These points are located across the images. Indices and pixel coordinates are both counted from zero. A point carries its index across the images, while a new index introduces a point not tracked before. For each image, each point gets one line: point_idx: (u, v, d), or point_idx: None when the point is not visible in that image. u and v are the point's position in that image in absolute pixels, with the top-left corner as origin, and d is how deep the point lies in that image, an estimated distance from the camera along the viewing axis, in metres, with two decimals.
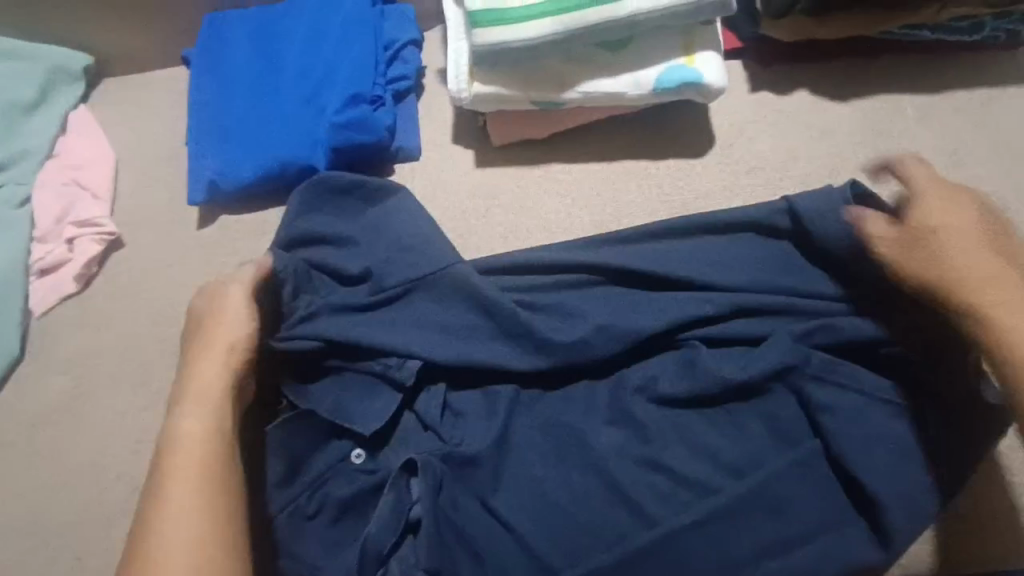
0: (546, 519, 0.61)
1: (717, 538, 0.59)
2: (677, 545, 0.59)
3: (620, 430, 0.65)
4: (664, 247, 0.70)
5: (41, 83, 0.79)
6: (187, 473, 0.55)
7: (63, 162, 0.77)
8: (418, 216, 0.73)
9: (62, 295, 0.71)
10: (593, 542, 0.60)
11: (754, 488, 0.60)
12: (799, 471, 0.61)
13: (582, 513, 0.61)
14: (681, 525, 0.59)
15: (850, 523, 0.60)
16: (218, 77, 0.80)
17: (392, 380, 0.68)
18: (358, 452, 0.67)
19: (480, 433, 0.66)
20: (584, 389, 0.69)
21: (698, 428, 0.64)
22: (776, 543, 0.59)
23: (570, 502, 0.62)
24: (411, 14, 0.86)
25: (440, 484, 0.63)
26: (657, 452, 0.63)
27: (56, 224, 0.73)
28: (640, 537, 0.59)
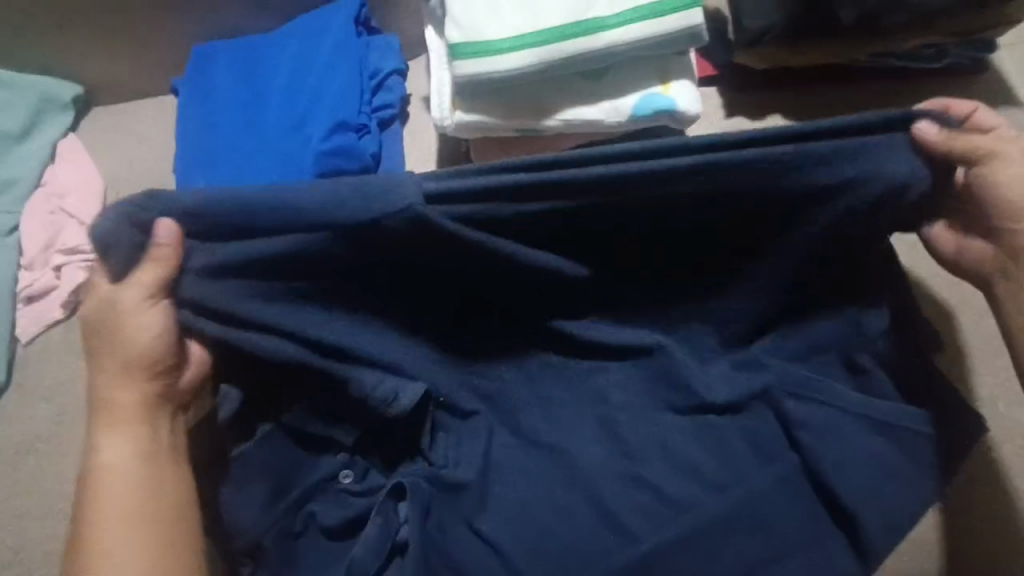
0: (531, 539, 0.58)
1: (701, 555, 0.56)
2: (661, 564, 0.56)
3: (603, 448, 0.63)
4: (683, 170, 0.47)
5: (31, 113, 0.83)
6: (119, 499, 0.49)
7: (50, 190, 0.79)
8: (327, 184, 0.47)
9: (50, 322, 0.73)
10: (577, 562, 0.57)
11: (737, 504, 0.57)
12: (782, 488, 0.58)
13: (565, 530, 0.59)
14: (664, 542, 0.56)
15: (832, 539, 0.56)
16: (199, 109, 0.79)
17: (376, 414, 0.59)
18: (346, 472, 0.61)
19: (469, 456, 0.62)
20: (567, 410, 0.65)
21: (681, 447, 0.62)
22: (762, 560, 0.56)
23: (555, 520, 0.59)
24: (397, 44, 0.81)
25: (429, 507, 0.59)
26: (639, 468, 0.61)
27: (44, 251, 0.75)
28: (624, 554, 0.56)
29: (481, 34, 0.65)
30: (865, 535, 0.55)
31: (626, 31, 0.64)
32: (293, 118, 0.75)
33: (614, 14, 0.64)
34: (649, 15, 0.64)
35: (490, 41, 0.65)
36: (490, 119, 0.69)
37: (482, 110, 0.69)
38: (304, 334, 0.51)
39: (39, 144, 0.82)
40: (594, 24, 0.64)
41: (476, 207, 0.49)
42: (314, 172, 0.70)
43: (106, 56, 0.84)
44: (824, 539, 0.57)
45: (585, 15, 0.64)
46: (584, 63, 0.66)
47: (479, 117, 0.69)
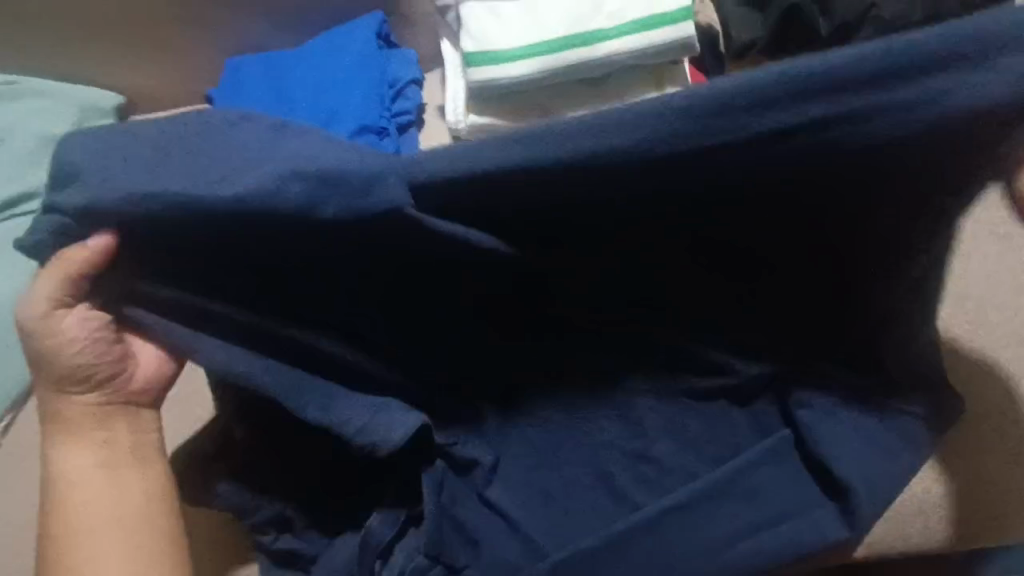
0: (537, 506, 0.63)
1: (694, 518, 0.60)
2: (658, 528, 0.60)
3: (614, 425, 0.64)
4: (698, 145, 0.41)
5: (78, 119, 0.90)
6: (93, 502, 0.55)
7: None
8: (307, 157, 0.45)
9: None
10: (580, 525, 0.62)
11: (730, 474, 0.61)
12: (773, 460, 0.62)
13: (569, 500, 0.63)
14: (661, 508, 0.60)
15: (818, 506, 0.61)
16: (232, 116, 0.86)
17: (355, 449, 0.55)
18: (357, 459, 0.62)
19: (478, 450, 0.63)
20: (586, 404, 0.63)
21: (689, 427, 0.63)
22: (750, 523, 0.60)
23: (561, 490, 0.64)
24: (414, 57, 0.88)
25: (443, 484, 0.63)
26: (646, 445, 0.63)
27: None
28: (625, 520, 0.60)
29: (492, 44, 0.71)
30: (851, 502, 0.60)
31: (624, 42, 0.71)
32: (319, 123, 0.83)
33: (613, 26, 0.71)
34: (644, 27, 0.71)
35: (500, 50, 0.71)
36: (500, 122, 0.75)
37: (493, 113, 0.75)
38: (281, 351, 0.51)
39: None
40: (595, 35, 0.71)
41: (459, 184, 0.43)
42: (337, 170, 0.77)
43: (145, 69, 0.92)
44: (811, 508, 0.61)
45: (587, 27, 0.71)
46: (586, 70, 0.72)
47: (491, 120, 0.75)
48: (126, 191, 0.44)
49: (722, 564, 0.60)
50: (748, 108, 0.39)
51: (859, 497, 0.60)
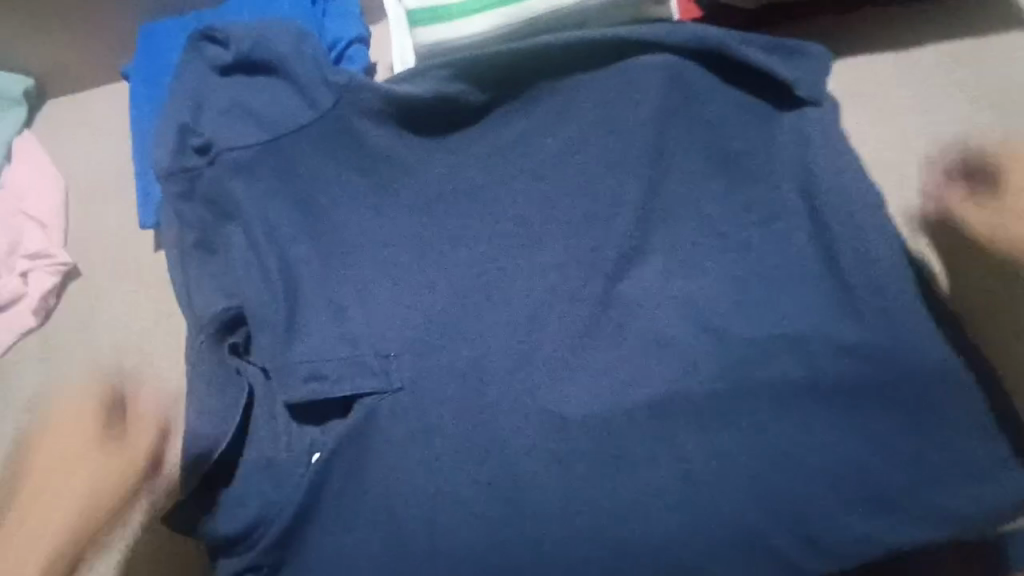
0: (497, 465, 0.58)
1: (683, 487, 0.56)
2: (647, 510, 0.56)
3: (541, 421, 0.59)
4: (558, 87, 0.63)
5: None
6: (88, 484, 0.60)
7: (8, 193, 0.76)
8: (303, 56, 0.65)
9: (21, 330, 0.71)
10: (562, 527, 0.56)
11: (724, 448, 0.57)
12: (782, 418, 0.57)
13: (554, 503, 0.57)
14: (654, 488, 0.57)
15: (827, 470, 0.55)
16: (149, 95, 0.73)
17: (362, 404, 0.60)
18: (317, 452, 0.59)
19: (437, 431, 0.59)
20: (526, 399, 0.60)
21: (650, 380, 0.59)
22: (747, 500, 0.55)
23: (542, 491, 0.57)
24: (356, 11, 0.76)
25: (373, 425, 0.60)
26: (636, 411, 0.59)
27: (7, 257, 0.72)
28: (620, 501, 0.57)
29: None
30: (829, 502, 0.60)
31: None
32: None
33: None
34: None
35: (449, 4, 0.65)
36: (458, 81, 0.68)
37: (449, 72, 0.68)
38: (287, 247, 0.64)
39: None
40: None
41: (404, 104, 0.62)
42: (280, 158, 0.64)
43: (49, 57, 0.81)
44: (827, 471, 0.55)
45: None
46: (555, 23, 0.66)
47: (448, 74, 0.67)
48: (275, 32, 0.66)
49: (720, 542, 0.55)
50: (627, 51, 0.63)
51: (868, 463, 0.55)
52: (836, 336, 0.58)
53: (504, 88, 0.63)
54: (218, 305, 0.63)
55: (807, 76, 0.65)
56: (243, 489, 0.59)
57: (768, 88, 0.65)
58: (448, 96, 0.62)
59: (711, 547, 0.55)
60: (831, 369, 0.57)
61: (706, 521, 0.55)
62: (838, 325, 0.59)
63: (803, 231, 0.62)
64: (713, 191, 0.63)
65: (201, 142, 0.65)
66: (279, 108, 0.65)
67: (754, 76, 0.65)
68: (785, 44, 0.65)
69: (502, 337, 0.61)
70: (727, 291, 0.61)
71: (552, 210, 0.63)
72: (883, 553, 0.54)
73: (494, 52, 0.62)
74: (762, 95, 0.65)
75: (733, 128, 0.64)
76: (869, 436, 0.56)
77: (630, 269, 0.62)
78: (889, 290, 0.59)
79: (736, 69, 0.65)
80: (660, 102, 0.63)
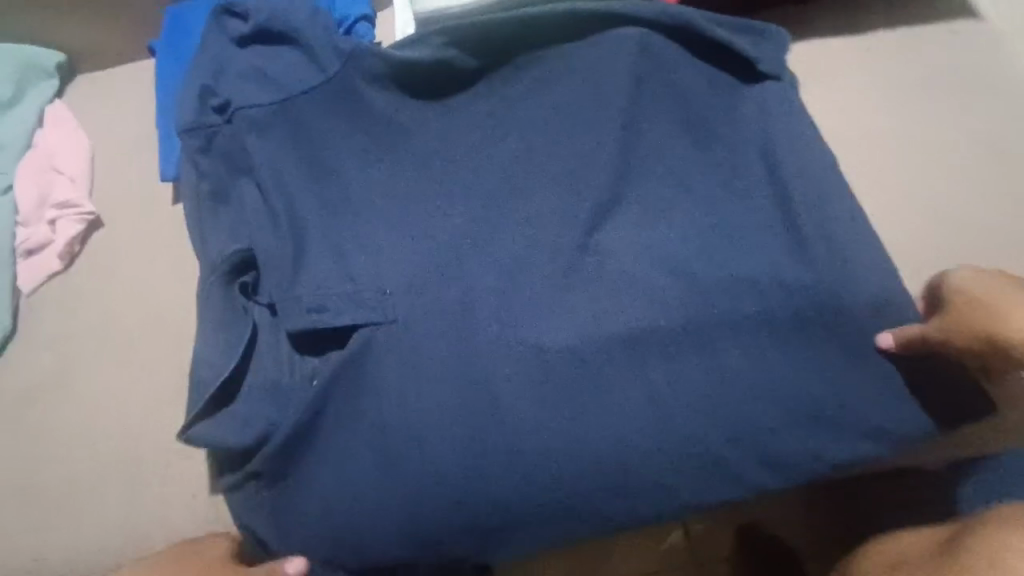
0: (483, 392, 0.64)
1: (649, 412, 0.64)
2: (617, 431, 0.63)
3: (523, 354, 0.65)
4: (545, 54, 0.71)
5: (16, 81, 0.85)
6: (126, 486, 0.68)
7: (40, 153, 0.82)
8: (314, 25, 0.72)
9: (47, 273, 0.77)
10: (541, 444, 0.64)
11: (686, 379, 0.64)
12: (739, 352, 0.64)
13: (535, 425, 0.64)
14: (624, 413, 0.64)
15: (773, 397, 0.63)
16: (171, 62, 0.80)
17: (361, 334, 0.66)
18: (318, 377, 0.65)
19: (427, 360, 0.65)
20: (509, 334, 0.65)
21: (623, 318, 0.65)
22: (703, 423, 0.63)
23: (524, 415, 0.64)
24: None
25: (369, 353, 0.65)
26: (610, 346, 0.65)
27: (39, 207, 0.78)
28: (593, 424, 0.64)
29: None
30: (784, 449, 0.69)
31: None
32: None
33: None
34: None
35: None
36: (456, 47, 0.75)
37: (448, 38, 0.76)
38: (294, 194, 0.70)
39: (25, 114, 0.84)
40: None
41: (404, 65, 0.69)
42: (292, 116, 0.71)
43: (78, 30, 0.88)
44: (773, 397, 0.63)
45: None
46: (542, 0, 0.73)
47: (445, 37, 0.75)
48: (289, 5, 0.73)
49: (676, 453, 0.63)
50: (605, 23, 0.70)
51: (813, 390, 0.63)
52: (788, 281, 0.64)
53: (496, 52, 0.70)
54: (229, 245, 0.69)
55: (768, 52, 0.72)
56: (251, 411, 0.64)
57: (733, 63, 0.72)
58: (444, 60, 0.69)
59: (671, 459, 0.63)
60: (785, 310, 0.64)
61: (668, 439, 0.63)
62: (790, 271, 0.65)
63: (766, 188, 0.68)
64: (684, 154, 0.70)
65: (219, 101, 0.72)
66: (292, 74, 0.72)
67: (721, 51, 0.72)
68: (746, 24, 0.72)
69: (489, 278, 0.67)
70: (695, 241, 0.67)
71: (538, 167, 0.70)
72: (816, 467, 0.63)
73: (486, 21, 0.69)
74: (727, 68, 0.72)
75: (702, 98, 0.71)
76: (814, 367, 0.63)
77: (608, 219, 0.69)
78: (838, 242, 0.65)
79: (705, 43, 0.72)
80: (635, 74, 0.70)
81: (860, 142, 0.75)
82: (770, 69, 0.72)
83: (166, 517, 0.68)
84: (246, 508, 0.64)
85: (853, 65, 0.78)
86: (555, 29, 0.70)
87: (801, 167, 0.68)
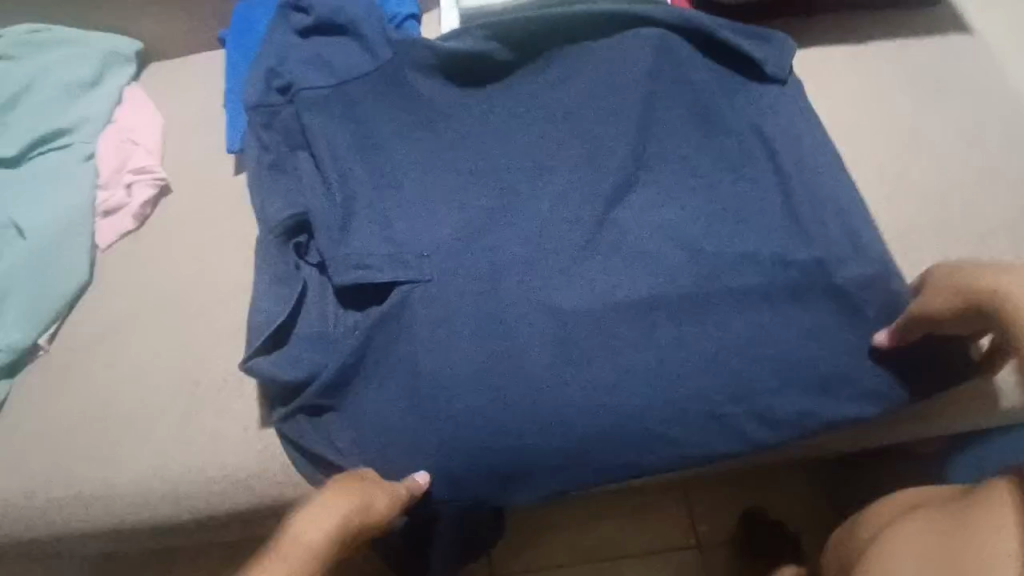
0: (505, 345, 0.71)
1: (654, 369, 0.70)
2: (625, 386, 0.70)
3: (543, 314, 0.72)
4: (572, 50, 0.79)
5: (98, 65, 0.93)
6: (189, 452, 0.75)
7: (118, 127, 0.92)
8: (369, 20, 0.81)
9: (122, 231, 0.86)
10: (556, 395, 0.70)
11: (690, 341, 0.70)
12: (739, 320, 0.70)
13: (552, 376, 0.71)
14: (632, 369, 0.70)
15: (768, 359, 0.69)
16: (239, 49, 0.90)
17: (399, 290, 0.74)
18: (359, 325, 0.73)
19: (457, 316, 0.72)
20: (531, 295, 0.73)
21: (635, 286, 0.72)
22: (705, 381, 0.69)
23: (542, 367, 0.71)
24: None
25: (406, 307, 0.73)
26: (622, 309, 0.71)
27: (117, 172, 0.88)
28: (605, 378, 0.70)
29: None
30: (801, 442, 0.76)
31: None
32: None
33: None
34: None
35: None
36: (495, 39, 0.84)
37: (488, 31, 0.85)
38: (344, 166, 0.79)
39: (107, 92, 0.93)
40: None
41: (447, 55, 0.78)
42: (346, 97, 0.80)
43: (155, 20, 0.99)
44: (771, 363, 0.69)
45: None
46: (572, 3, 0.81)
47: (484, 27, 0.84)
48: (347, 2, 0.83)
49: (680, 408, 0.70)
50: (627, 25, 0.79)
51: (804, 356, 0.69)
52: (787, 256, 0.71)
53: (530, 46, 0.80)
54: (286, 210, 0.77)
55: (775, 54, 0.80)
56: (302, 354, 0.73)
57: (743, 62, 0.80)
58: (482, 51, 0.78)
59: (675, 413, 0.70)
60: (781, 283, 0.71)
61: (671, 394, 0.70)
62: (789, 247, 0.72)
63: (769, 175, 0.75)
64: (695, 143, 0.77)
65: (282, 84, 0.82)
66: (347, 61, 0.82)
67: (732, 53, 0.80)
68: (755, 30, 0.80)
69: (514, 246, 0.75)
70: (702, 220, 0.74)
71: (562, 150, 0.77)
72: (809, 423, 0.69)
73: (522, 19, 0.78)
74: (737, 67, 0.80)
75: (714, 94, 0.78)
76: (807, 335, 0.70)
77: (624, 199, 0.76)
78: (832, 226, 0.72)
79: (717, 46, 0.80)
80: (653, 70, 0.78)
81: (866, 139, 0.81)
82: (776, 70, 0.79)
83: (218, 447, 0.75)
84: (294, 433, 0.73)
85: (853, 68, 0.85)
86: (582, 30, 0.79)
87: (801, 158, 0.75)
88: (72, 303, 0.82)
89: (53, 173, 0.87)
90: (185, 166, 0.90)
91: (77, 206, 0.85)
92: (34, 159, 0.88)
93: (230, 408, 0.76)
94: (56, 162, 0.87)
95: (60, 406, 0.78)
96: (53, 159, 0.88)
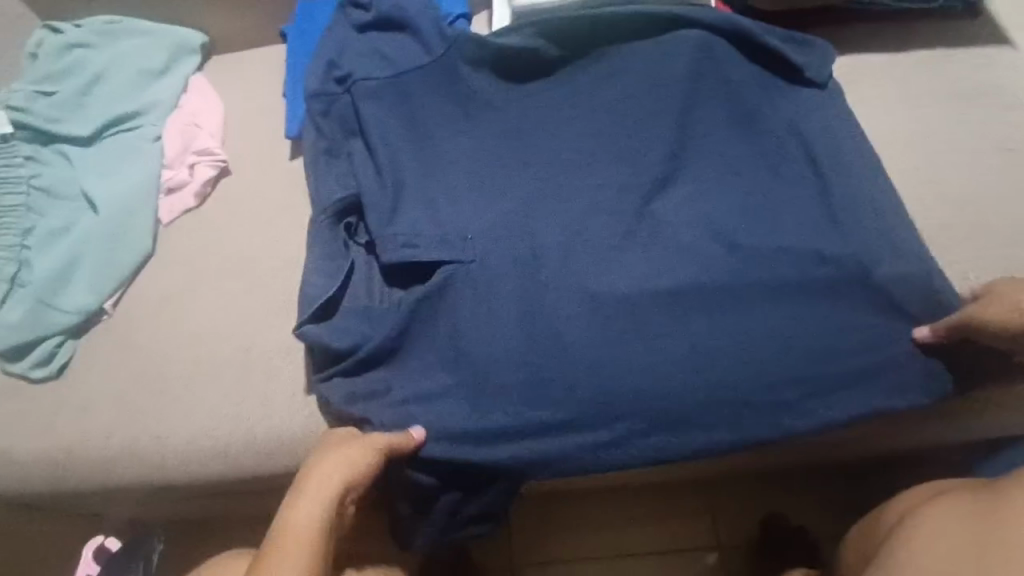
0: (543, 328, 0.74)
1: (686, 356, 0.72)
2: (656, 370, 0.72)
3: (580, 299, 0.75)
4: (617, 50, 0.83)
5: (168, 54, 1.00)
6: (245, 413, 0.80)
7: (183, 111, 0.98)
8: (425, 17, 0.86)
9: (185, 208, 0.92)
10: (590, 376, 0.73)
11: (722, 330, 0.72)
12: (770, 312, 0.72)
13: (586, 358, 0.73)
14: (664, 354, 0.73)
15: (798, 350, 0.71)
16: (301, 42, 0.95)
17: (443, 270, 0.77)
18: (404, 301, 0.77)
19: (498, 297, 0.76)
20: (569, 281, 0.76)
21: (670, 276, 0.75)
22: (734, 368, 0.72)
23: (577, 348, 0.73)
24: None
25: (448, 287, 0.77)
26: (656, 298, 0.74)
27: (181, 154, 0.94)
28: (637, 362, 0.73)
29: None
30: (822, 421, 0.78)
31: None
32: None
33: None
34: None
35: None
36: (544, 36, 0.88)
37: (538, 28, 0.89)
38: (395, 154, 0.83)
39: (175, 79, 0.99)
40: None
41: (498, 51, 0.82)
42: (400, 89, 0.85)
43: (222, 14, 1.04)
44: (798, 352, 0.71)
45: None
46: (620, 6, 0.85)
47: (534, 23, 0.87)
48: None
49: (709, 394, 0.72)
50: (672, 28, 0.82)
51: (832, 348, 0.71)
52: (819, 252, 0.73)
53: (578, 44, 0.83)
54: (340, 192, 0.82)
55: (815, 60, 0.82)
56: (348, 327, 0.77)
57: (782, 67, 0.83)
58: (531, 47, 0.82)
59: (704, 399, 0.72)
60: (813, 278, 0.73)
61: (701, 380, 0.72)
62: (822, 244, 0.74)
63: (804, 176, 0.78)
64: (734, 142, 0.80)
65: (341, 75, 0.86)
66: (402, 55, 0.86)
67: (773, 57, 0.83)
68: (797, 36, 0.83)
69: (554, 233, 0.78)
70: (738, 216, 0.77)
71: (604, 145, 0.81)
72: (835, 413, 0.71)
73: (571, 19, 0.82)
74: (777, 71, 0.83)
75: (754, 96, 0.81)
76: (836, 329, 0.72)
77: (663, 193, 0.79)
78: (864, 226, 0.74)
79: (759, 50, 0.83)
80: (695, 72, 0.81)
81: (901, 145, 0.83)
82: (815, 75, 0.82)
83: (267, 410, 0.80)
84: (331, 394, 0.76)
85: (892, 78, 0.87)
86: (628, 30, 0.83)
87: (837, 161, 0.78)
88: (135, 272, 0.88)
89: (124, 151, 0.93)
90: (244, 149, 0.95)
91: (144, 183, 0.90)
92: (106, 138, 0.94)
93: (278, 375, 0.81)
94: (126, 142, 0.93)
95: (123, 366, 0.83)
96: (123, 138, 0.94)
